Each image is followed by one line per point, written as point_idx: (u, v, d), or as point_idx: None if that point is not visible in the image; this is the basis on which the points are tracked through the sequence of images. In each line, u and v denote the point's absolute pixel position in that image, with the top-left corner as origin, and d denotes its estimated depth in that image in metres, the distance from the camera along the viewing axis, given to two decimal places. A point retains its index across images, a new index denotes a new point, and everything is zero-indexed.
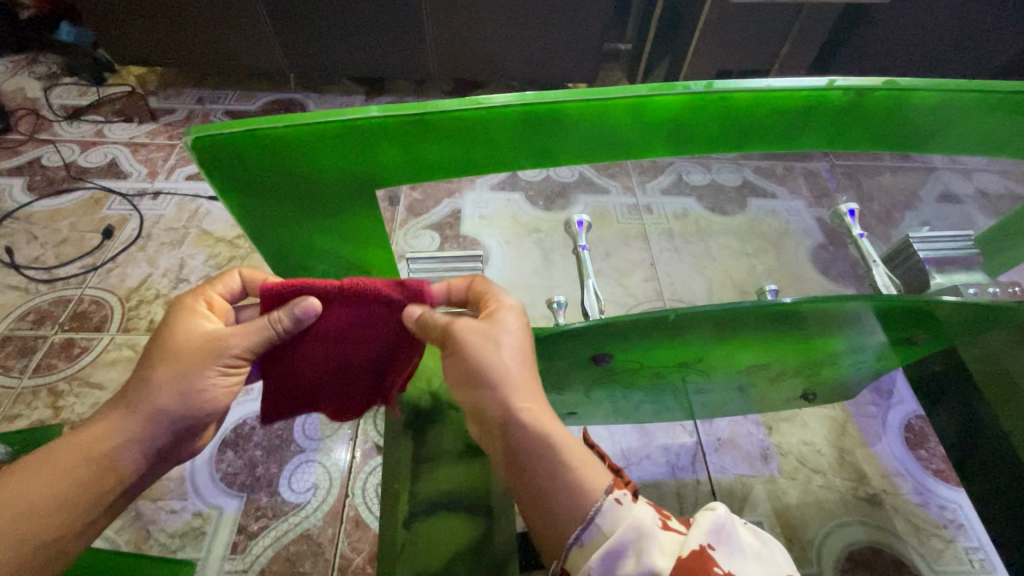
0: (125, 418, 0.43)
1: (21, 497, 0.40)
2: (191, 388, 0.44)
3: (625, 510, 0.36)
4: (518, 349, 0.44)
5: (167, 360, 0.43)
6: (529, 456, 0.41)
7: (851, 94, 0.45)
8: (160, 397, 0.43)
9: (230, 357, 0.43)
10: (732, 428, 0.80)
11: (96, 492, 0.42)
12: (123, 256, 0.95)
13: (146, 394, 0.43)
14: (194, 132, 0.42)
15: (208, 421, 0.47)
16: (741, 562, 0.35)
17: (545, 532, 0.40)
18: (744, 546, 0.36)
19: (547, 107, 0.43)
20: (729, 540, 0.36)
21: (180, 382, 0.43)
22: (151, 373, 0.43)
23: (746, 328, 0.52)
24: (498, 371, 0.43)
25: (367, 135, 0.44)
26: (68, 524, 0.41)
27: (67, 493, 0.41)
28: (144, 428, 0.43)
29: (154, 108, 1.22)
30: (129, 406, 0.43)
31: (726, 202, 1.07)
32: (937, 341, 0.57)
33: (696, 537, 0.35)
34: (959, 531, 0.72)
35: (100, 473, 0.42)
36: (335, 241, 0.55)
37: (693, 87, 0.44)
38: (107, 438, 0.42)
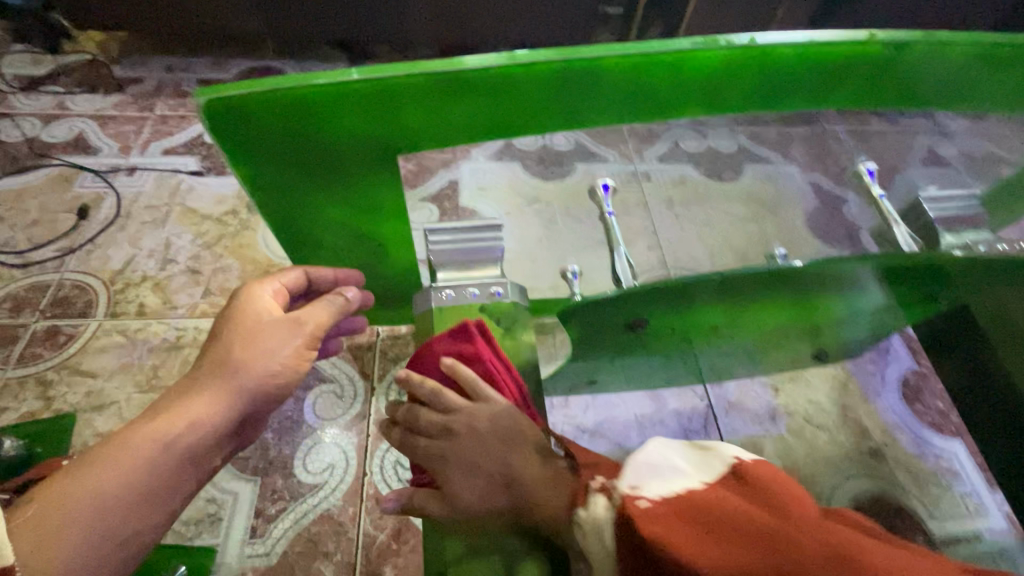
0: (209, 400, 0.44)
1: (97, 493, 0.38)
2: (274, 361, 0.47)
3: (592, 510, 0.35)
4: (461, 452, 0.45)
5: (255, 333, 0.47)
6: (515, 499, 0.40)
7: (890, 47, 0.44)
8: (246, 372, 0.45)
9: (308, 334, 0.49)
10: (741, 391, 0.81)
11: (174, 486, 0.42)
12: (103, 238, 0.89)
13: (232, 374, 0.45)
14: (206, 94, 0.39)
15: (273, 404, 0.49)
16: (668, 481, 0.36)
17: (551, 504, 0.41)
18: (666, 464, 0.38)
19: (586, 63, 0.42)
20: (650, 472, 0.37)
21: (266, 359, 0.46)
22: (234, 348, 0.46)
23: (766, 292, 0.52)
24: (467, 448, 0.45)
25: (395, 97, 0.41)
26: (146, 522, 0.40)
27: (145, 489, 0.40)
28: (226, 413, 0.45)
29: (119, 78, 1.14)
30: (213, 389, 0.44)
31: (724, 167, 1.06)
32: (951, 296, 0.58)
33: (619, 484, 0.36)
34: (954, 477, 0.76)
35: (178, 465, 0.42)
36: (347, 212, 0.53)
37: (736, 40, 0.42)
38: (191, 424, 0.43)
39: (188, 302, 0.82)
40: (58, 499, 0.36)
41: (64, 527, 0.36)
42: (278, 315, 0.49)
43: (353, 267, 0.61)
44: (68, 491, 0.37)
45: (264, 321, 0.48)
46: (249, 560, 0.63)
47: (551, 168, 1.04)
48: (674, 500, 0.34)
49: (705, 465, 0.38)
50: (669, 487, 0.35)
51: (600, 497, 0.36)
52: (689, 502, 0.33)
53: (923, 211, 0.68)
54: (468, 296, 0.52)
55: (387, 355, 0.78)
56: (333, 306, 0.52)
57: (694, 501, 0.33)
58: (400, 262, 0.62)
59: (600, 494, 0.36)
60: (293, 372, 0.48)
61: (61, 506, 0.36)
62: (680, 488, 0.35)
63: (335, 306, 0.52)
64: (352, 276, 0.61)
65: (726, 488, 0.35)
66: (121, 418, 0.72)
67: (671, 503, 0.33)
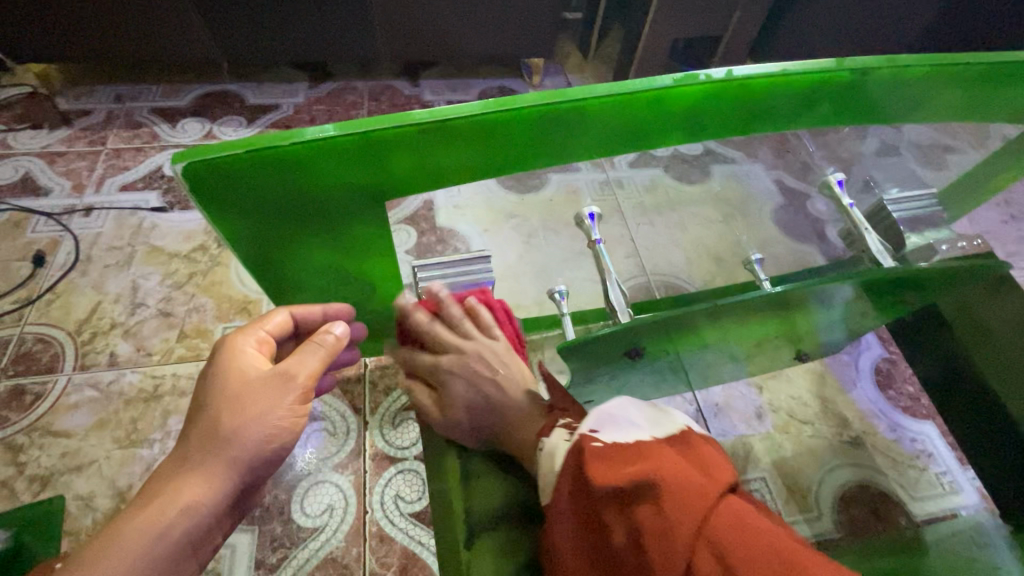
0: (202, 477, 0.42)
1: None
2: (267, 422, 0.44)
3: (551, 439, 0.44)
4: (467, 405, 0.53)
5: (242, 393, 0.44)
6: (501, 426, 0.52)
7: (857, 73, 0.46)
8: (239, 443, 0.43)
9: (299, 387, 0.46)
10: (726, 392, 0.84)
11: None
12: (64, 285, 0.84)
13: (224, 444, 0.42)
14: (183, 157, 0.38)
15: (272, 467, 0.46)
16: (622, 429, 0.41)
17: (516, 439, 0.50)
18: (624, 418, 0.43)
19: (572, 105, 0.42)
20: (609, 421, 0.43)
21: (257, 422, 0.44)
22: (226, 417, 0.43)
23: (749, 311, 0.54)
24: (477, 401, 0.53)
25: (381, 148, 0.41)
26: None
27: None
28: (220, 489, 0.42)
29: (64, 111, 1.08)
30: (204, 466, 0.42)
31: (692, 170, 0.92)
32: (923, 298, 0.62)
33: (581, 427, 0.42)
34: (929, 458, 0.80)
35: (173, 554, 0.40)
36: (333, 257, 0.52)
37: (714, 75, 0.43)
38: (181, 509, 0.40)
39: (162, 346, 0.79)
40: None
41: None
42: (268, 371, 0.46)
43: (350, 311, 0.60)
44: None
45: (253, 381, 0.45)
46: None
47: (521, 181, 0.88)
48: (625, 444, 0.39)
49: (657, 422, 0.44)
50: (625, 436, 0.41)
51: (565, 432, 0.44)
52: (634, 450, 0.39)
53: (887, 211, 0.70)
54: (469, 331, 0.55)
55: (377, 387, 0.77)
56: (322, 347, 0.49)
57: (642, 452, 0.39)
58: (387, 297, 0.61)
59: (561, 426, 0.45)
60: (288, 432, 0.46)
61: None
62: (632, 437, 0.40)
63: (322, 347, 0.49)
64: (342, 309, 0.58)
65: (671, 444, 0.40)
66: (102, 478, 0.68)
67: (619, 447, 0.39)
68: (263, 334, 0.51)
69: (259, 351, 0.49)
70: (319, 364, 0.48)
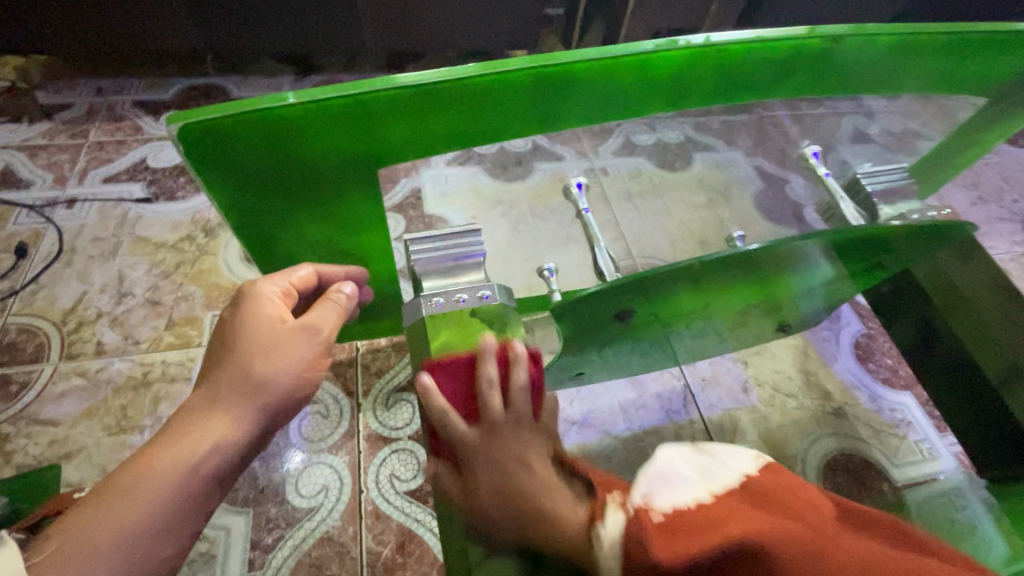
0: (223, 420, 0.42)
1: (122, 522, 0.37)
2: (292, 371, 0.45)
3: (609, 523, 0.39)
4: (495, 493, 0.42)
5: (266, 344, 0.45)
6: (536, 516, 0.41)
7: (827, 41, 0.48)
8: (267, 390, 0.44)
9: (321, 341, 0.47)
10: (713, 368, 0.86)
11: (197, 511, 0.41)
12: (48, 276, 0.83)
13: (247, 392, 0.43)
14: (179, 119, 0.38)
15: (291, 413, 0.47)
16: (677, 490, 0.40)
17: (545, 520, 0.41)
18: (675, 474, 0.42)
19: (560, 68, 0.43)
20: (660, 482, 0.41)
21: (279, 373, 0.45)
22: (252, 365, 0.44)
23: (731, 274, 0.55)
24: (507, 487, 0.42)
25: (374, 111, 0.42)
26: (172, 547, 0.39)
27: (172, 511, 0.39)
28: (243, 431, 0.43)
29: (44, 104, 1.07)
30: (231, 408, 0.43)
31: (674, 158, 1.05)
32: (896, 263, 0.64)
33: (633, 496, 0.41)
34: (908, 427, 0.83)
35: (197, 490, 0.41)
36: (327, 228, 0.53)
37: (694, 41, 0.45)
38: (204, 450, 0.41)
39: (151, 335, 0.79)
40: (87, 529, 0.36)
41: (89, 562, 0.35)
42: (291, 326, 0.46)
43: (362, 277, 0.61)
44: (87, 528, 0.36)
45: (275, 333, 0.45)
46: None
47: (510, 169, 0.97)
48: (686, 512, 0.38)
49: (706, 472, 0.42)
50: (680, 498, 0.40)
51: (620, 509, 0.40)
52: (704, 518, 0.37)
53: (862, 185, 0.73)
54: (458, 302, 0.51)
55: (370, 370, 0.77)
56: (337, 306, 0.50)
57: (711, 516, 0.37)
58: (381, 271, 0.62)
59: (616, 510, 0.40)
60: (309, 383, 0.47)
61: (82, 542, 0.35)
62: (691, 500, 0.39)
63: (338, 306, 0.50)
64: (357, 273, 0.59)
65: (731, 497, 0.39)
66: (92, 466, 0.68)
67: (684, 515, 0.38)
68: (286, 284, 0.50)
69: (279, 302, 0.48)
70: (336, 320, 0.49)
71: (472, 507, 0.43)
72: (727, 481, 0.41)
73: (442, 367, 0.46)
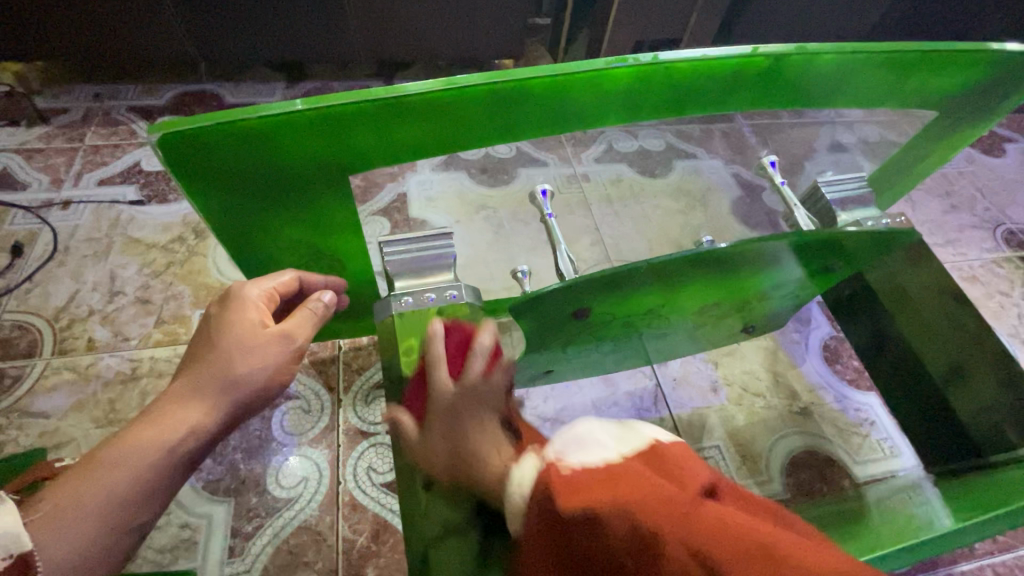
0: (203, 408, 0.45)
1: (106, 492, 0.40)
2: (267, 368, 0.48)
3: (522, 466, 0.40)
4: (443, 445, 0.47)
5: (243, 344, 0.47)
6: (471, 463, 0.45)
7: (771, 59, 0.52)
8: (242, 384, 0.47)
9: (297, 345, 0.50)
10: (684, 367, 0.89)
11: (171, 487, 0.44)
12: (41, 274, 0.87)
13: (226, 386, 0.46)
14: (160, 129, 0.42)
15: (265, 404, 0.50)
16: (589, 449, 0.37)
17: (476, 467, 0.44)
18: (592, 438, 0.39)
19: (517, 83, 0.46)
20: (575, 442, 0.39)
21: (258, 370, 0.48)
22: (230, 362, 0.47)
23: (687, 275, 0.58)
24: (453, 444, 0.47)
25: (342, 120, 0.45)
26: (147, 515, 0.42)
27: (150, 488, 0.42)
28: (219, 418, 0.46)
29: (42, 108, 1.10)
30: (209, 397, 0.46)
31: (656, 165, 1.12)
32: (850, 267, 0.68)
33: (548, 454, 0.39)
34: (871, 426, 0.86)
35: (175, 466, 0.44)
36: (305, 231, 0.56)
37: (642, 58, 0.48)
38: (185, 432, 0.44)
39: (140, 332, 0.82)
40: (74, 495, 0.39)
41: (75, 523, 0.38)
42: (271, 330, 0.49)
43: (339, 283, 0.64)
44: (74, 493, 0.39)
45: (255, 334, 0.48)
46: None
47: (496, 177, 1.02)
48: (590, 467, 0.36)
49: (625, 440, 0.39)
50: (591, 459, 0.36)
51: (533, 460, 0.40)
52: (605, 473, 0.35)
53: (821, 194, 0.76)
54: (426, 300, 0.56)
55: (351, 367, 0.80)
56: (315, 315, 0.52)
57: (619, 475, 0.34)
58: (358, 272, 0.65)
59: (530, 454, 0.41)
60: (282, 381, 0.50)
61: (72, 507, 0.38)
62: (601, 459, 0.36)
63: (315, 313, 0.52)
64: (334, 282, 0.63)
65: (639, 459, 0.36)
66: (81, 456, 0.70)
67: (588, 474, 0.35)
68: (270, 288, 0.53)
69: (262, 306, 0.51)
70: (311, 329, 0.51)
71: (425, 452, 0.48)
72: (642, 445, 0.38)
73: (450, 335, 0.52)
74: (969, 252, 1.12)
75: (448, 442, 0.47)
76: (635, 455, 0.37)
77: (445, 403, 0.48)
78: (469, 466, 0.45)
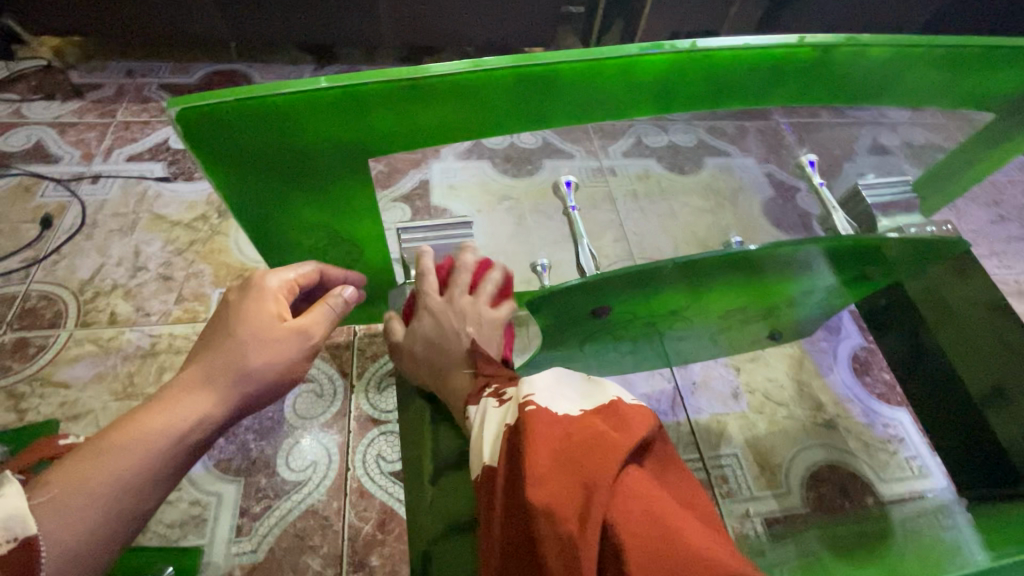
0: (213, 400, 0.45)
1: (114, 479, 0.39)
2: (281, 365, 0.48)
3: (481, 406, 0.46)
4: (422, 360, 0.55)
5: (258, 339, 0.47)
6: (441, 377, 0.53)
7: (818, 50, 0.48)
8: (254, 379, 0.47)
9: (313, 343, 0.51)
10: (705, 371, 0.86)
11: (176, 474, 0.43)
12: (69, 247, 0.88)
13: (239, 377, 0.46)
14: (179, 104, 0.41)
15: (271, 398, 0.50)
16: (555, 399, 0.42)
17: (442, 384, 0.52)
18: (561, 393, 0.43)
19: (545, 67, 0.44)
20: (549, 392, 0.43)
21: (272, 365, 0.48)
22: (244, 357, 0.46)
23: (713, 277, 0.56)
24: (428, 360, 0.54)
25: (364, 101, 0.43)
26: (152, 502, 0.42)
27: (157, 476, 0.41)
28: (228, 411, 0.46)
29: (77, 84, 1.12)
30: (220, 390, 0.45)
31: (685, 160, 1.04)
32: (888, 276, 0.64)
33: (518, 393, 0.44)
34: (900, 443, 0.82)
35: (182, 455, 0.43)
36: (323, 213, 0.55)
37: (680, 45, 0.46)
38: (194, 423, 0.44)
39: (161, 308, 0.82)
40: (82, 482, 0.38)
41: (82, 509, 0.38)
42: (289, 325, 0.49)
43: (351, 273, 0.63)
44: (80, 478, 0.38)
45: (272, 329, 0.48)
46: (237, 558, 0.65)
47: (520, 168, 0.98)
48: (557, 412, 0.40)
49: (591, 396, 0.43)
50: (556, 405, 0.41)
51: (495, 400, 0.45)
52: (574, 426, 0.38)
53: (862, 197, 0.72)
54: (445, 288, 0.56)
55: (366, 353, 0.80)
56: (333, 311, 0.53)
57: (573, 430, 0.38)
58: (376, 259, 0.64)
59: (490, 396, 0.47)
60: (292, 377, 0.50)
61: (79, 494, 0.38)
62: (564, 411, 0.40)
63: (334, 309, 0.53)
64: (354, 277, 0.63)
65: (603, 417, 0.40)
66: (98, 427, 0.72)
67: (547, 416, 0.39)
68: (290, 280, 0.53)
69: (281, 298, 0.51)
70: (327, 326, 0.53)
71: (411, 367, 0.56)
72: (604, 399, 0.43)
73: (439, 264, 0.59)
74: (1017, 266, 1.06)
75: (426, 357, 0.54)
76: (593, 409, 0.41)
77: (426, 321, 0.55)
78: (436, 382, 0.53)
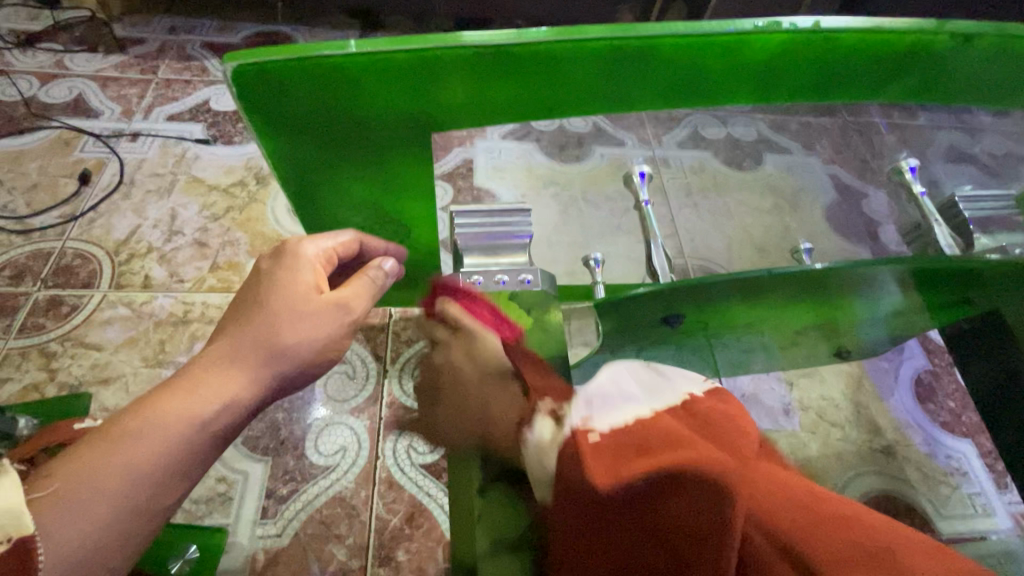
0: (244, 378, 0.42)
1: (131, 467, 0.36)
2: (315, 340, 0.45)
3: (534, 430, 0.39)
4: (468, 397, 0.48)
5: (293, 311, 0.45)
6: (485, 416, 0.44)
7: (955, 39, 0.42)
8: (286, 357, 0.44)
9: (352, 313, 0.48)
10: (755, 384, 0.80)
11: (200, 466, 0.40)
12: (106, 206, 0.86)
13: (272, 354, 0.43)
14: (238, 58, 0.37)
15: (302, 382, 0.47)
16: (614, 411, 0.38)
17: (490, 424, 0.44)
18: (620, 394, 0.41)
19: (643, 42, 0.39)
20: (600, 403, 0.39)
21: (309, 340, 0.45)
22: (279, 334, 0.44)
23: (794, 291, 0.51)
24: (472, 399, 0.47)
25: (439, 68, 0.39)
26: (173, 499, 0.38)
27: (179, 466, 0.38)
28: (258, 393, 0.43)
29: (120, 37, 1.09)
30: (251, 367, 0.42)
31: (743, 156, 0.98)
32: (984, 300, 0.58)
33: (573, 417, 0.38)
34: (964, 478, 0.76)
35: (208, 443, 0.40)
36: (374, 190, 0.51)
37: (800, 24, 0.40)
38: (221, 406, 0.40)
39: (194, 274, 0.80)
40: (96, 469, 0.35)
41: (94, 500, 0.34)
42: (328, 298, 0.46)
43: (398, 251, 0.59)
44: (91, 465, 0.35)
45: (312, 300, 0.46)
46: (261, 541, 0.63)
47: (567, 150, 0.89)
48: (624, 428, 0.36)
49: (656, 393, 0.41)
50: (624, 418, 0.37)
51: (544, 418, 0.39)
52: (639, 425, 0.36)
53: (959, 211, 0.67)
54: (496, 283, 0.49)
55: (400, 338, 0.76)
56: (373, 284, 0.50)
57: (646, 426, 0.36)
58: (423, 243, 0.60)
59: (543, 416, 0.39)
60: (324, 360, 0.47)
61: (92, 483, 0.34)
62: (629, 417, 0.37)
63: (375, 280, 0.50)
64: (392, 250, 0.58)
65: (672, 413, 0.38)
66: (129, 394, 0.70)
67: (620, 435, 0.36)
68: (329, 249, 0.50)
69: (318, 268, 0.48)
70: (368, 301, 0.50)
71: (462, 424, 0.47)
72: (676, 400, 0.40)
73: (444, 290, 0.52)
74: None
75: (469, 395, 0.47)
76: (666, 410, 0.39)
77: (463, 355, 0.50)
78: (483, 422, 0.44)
